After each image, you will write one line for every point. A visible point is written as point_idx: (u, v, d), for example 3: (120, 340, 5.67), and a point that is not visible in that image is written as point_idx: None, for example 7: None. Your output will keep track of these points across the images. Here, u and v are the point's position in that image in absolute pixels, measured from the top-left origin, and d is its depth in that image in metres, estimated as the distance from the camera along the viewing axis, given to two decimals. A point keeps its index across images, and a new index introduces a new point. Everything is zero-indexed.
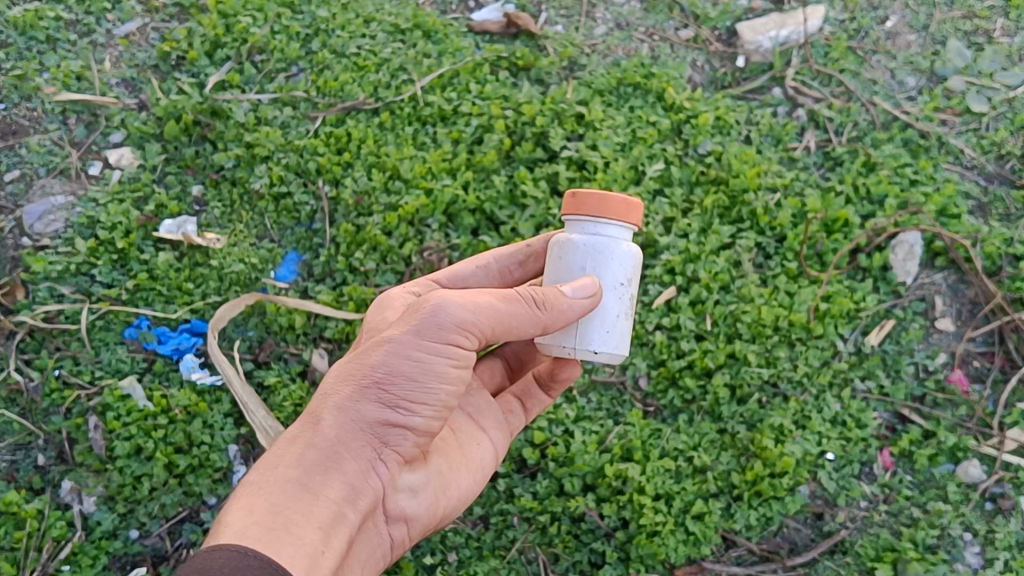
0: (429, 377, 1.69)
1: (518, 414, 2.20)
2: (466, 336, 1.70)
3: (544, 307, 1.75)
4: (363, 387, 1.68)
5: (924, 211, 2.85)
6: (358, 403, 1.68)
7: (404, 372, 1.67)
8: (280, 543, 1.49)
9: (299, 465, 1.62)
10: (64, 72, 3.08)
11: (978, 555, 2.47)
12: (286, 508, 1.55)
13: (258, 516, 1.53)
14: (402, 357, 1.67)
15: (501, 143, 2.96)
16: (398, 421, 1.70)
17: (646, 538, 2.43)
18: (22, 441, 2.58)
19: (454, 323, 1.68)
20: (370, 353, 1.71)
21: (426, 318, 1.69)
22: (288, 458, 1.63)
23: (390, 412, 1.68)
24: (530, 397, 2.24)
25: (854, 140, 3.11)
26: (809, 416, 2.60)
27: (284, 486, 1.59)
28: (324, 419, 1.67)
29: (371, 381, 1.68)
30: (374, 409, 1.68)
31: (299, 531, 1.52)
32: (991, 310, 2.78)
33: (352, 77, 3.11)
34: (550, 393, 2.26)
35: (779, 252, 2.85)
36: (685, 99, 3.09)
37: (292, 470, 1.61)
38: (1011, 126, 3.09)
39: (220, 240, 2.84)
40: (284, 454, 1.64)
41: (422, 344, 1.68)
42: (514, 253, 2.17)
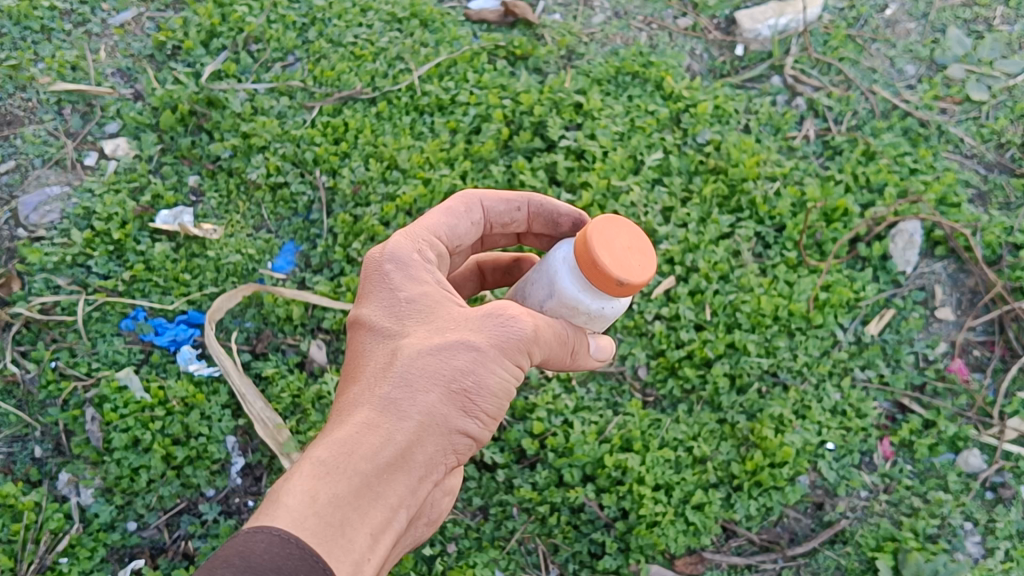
0: (503, 398, 1.65)
1: None
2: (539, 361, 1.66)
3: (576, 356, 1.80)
4: (446, 391, 1.60)
5: (924, 200, 2.85)
6: (439, 408, 1.60)
7: (485, 388, 1.61)
8: (333, 547, 1.46)
9: (370, 460, 1.56)
10: (59, 62, 3.06)
11: (978, 544, 2.46)
12: (346, 504, 1.51)
13: (318, 507, 1.49)
14: (490, 373, 1.61)
15: (499, 132, 2.95)
16: (466, 433, 1.65)
17: (646, 528, 2.42)
18: (19, 433, 2.55)
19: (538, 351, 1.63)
20: (457, 349, 1.61)
21: (513, 335, 1.61)
22: (362, 448, 1.56)
23: (464, 422, 1.63)
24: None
25: (854, 128, 3.10)
26: (810, 406, 2.59)
27: (352, 479, 1.53)
28: (406, 414, 1.59)
29: (454, 387, 1.60)
30: (452, 418, 1.61)
31: (351, 534, 1.50)
32: (991, 299, 2.77)
33: (349, 66, 3.09)
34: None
35: (778, 242, 2.84)
36: (683, 88, 3.08)
37: (362, 463, 1.56)
38: (1011, 114, 3.08)
39: (216, 231, 2.82)
40: (358, 440, 1.57)
41: (506, 363, 1.62)
42: (506, 210, 1.98)
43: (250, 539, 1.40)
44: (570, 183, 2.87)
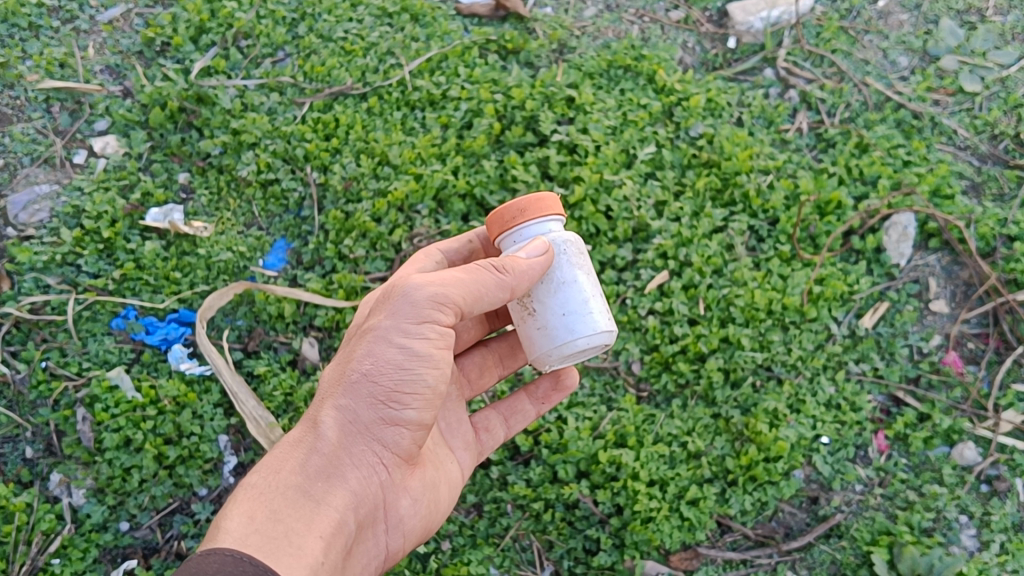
0: (415, 362, 1.78)
1: (495, 432, 2.23)
2: (442, 309, 1.79)
3: (504, 271, 1.81)
4: (353, 385, 1.81)
5: (917, 192, 2.84)
6: (353, 403, 1.81)
7: (390, 362, 1.78)
8: (279, 551, 1.64)
9: (300, 472, 1.78)
10: (47, 59, 3.03)
11: (973, 538, 2.45)
12: (286, 516, 1.71)
13: (258, 525, 1.68)
14: (388, 345, 1.79)
15: (491, 127, 2.93)
16: (392, 416, 1.81)
17: (640, 524, 2.41)
18: (9, 434, 2.54)
19: (430, 300, 1.79)
20: (360, 348, 1.83)
21: (402, 303, 1.80)
22: (289, 463, 1.79)
23: (384, 408, 1.80)
24: (516, 411, 2.24)
25: (847, 121, 3.09)
26: (804, 400, 2.58)
27: (286, 492, 1.75)
28: (324, 423, 1.82)
29: (361, 379, 1.80)
30: (367, 408, 1.80)
31: (299, 541, 1.67)
32: (986, 291, 2.76)
33: (339, 62, 3.07)
34: (539, 410, 2.25)
35: (771, 235, 2.82)
36: (676, 81, 3.05)
37: (293, 477, 1.77)
38: (1005, 105, 3.06)
39: (207, 229, 2.80)
40: (286, 458, 1.81)
41: (402, 327, 1.79)
42: (461, 246, 2.24)
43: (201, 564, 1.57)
44: (562, 178, 2.86)
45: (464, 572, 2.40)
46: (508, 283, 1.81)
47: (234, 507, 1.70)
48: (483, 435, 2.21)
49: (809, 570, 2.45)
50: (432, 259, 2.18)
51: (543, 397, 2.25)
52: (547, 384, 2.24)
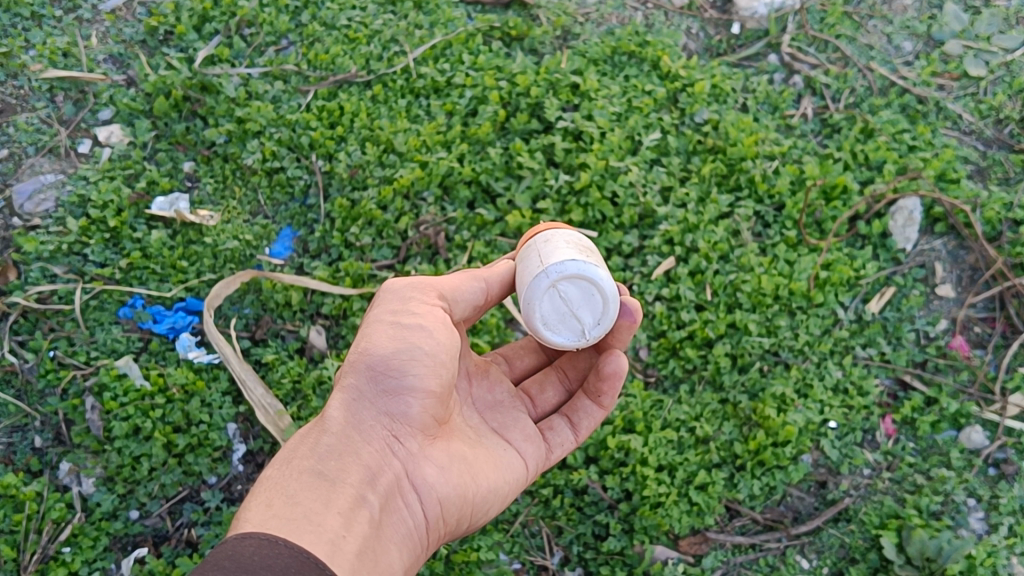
0: (406, 333, 1.83)
1: (561, 431, 2.20)
2: (423, 290, 1.91)
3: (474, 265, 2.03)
4: (353, 367, 1.84)
5: (923, 176, 2.83)
6: (354, 384, 1.84)
7: (384, 335, 1.84)
8: (300, 525, 1.61)
9: (313, 455, 1.78)
10: (50, 49, 3.02)
11: (981, 520, 2.47)
12: (304, 497, 1.68)
13: (276, 508, 1.65)
14: (376, 327, 1.86)
15: (496, 114, 2.93)
16: (394, 388, 1.82)
17: (649, 509, 2.43)
18: (18, 423, 2.54)
19: (408, 290, 1.90)
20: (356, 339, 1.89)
21: (387, 297, 1.91)
22: (302, 451, 1.79)
23: (384, 381, 1.82)
24: (577, 410, 2.21)
25: (851, 106, 3.08)
26: (811, 384, 2.59)
27: (300, 476, 1.73)
28: (330, 410, 1.84)
29: (358, 359, 1.84)
30: (369, 385, 1.83)
31: (318, 519, 1.64)
32: (992, 276, 2.76)
33: (343, 49, 3.06)
34: (600, 404, 2.18)
35: (778, 221, 2.82)
36: (680, 67, 3.04)
37: (307, 461, 1.77)
38: (1010, 89, 3.06)
39: (213, 217, 2.80)
40: (298, 447, 1.80)
41: (389, 312, 1.88)
42: None
43: (240, 546, 1.51)
44: (568, 165, 2.86)
45: (475, 558, 2.38)
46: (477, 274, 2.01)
47: (253, 497, 1.68)
48: (548, 435, 2.19)
49: (818, 553, 2.47)
50: None
51: (597, 392, 2.15)
52: (595, 378, 2.14)
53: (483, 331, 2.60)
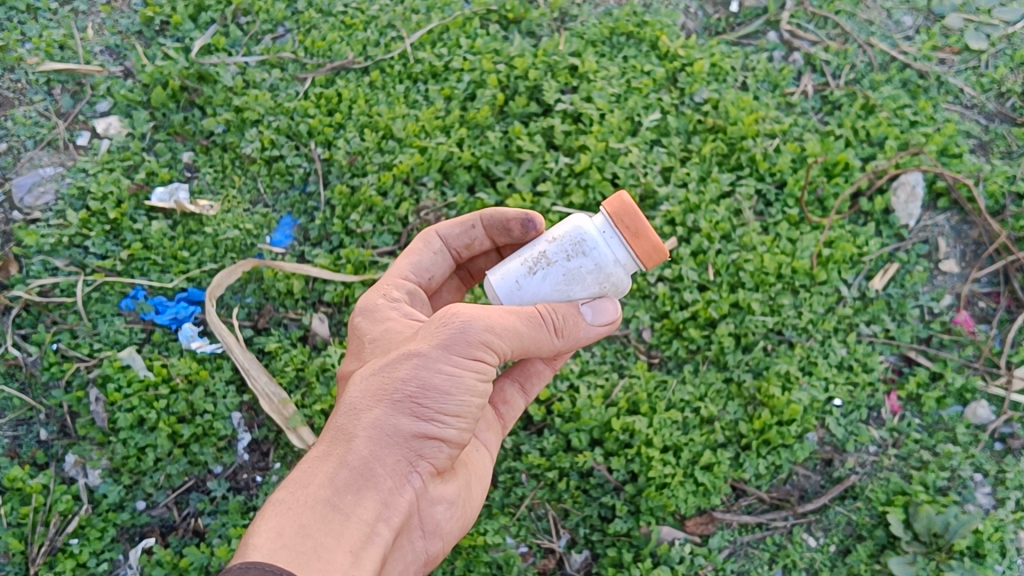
0: (459, 391, 1.65)
1: (516, 402, 2.08)
2: (496, 347, 1.66)
3: (560, 335, 1.74)
4: (394, 403, 1.65)
5: (925, 151, 2.82)
6: (393, 419, 1.65)
7: (439, 387, 1.64)
8: (311, 566, 1.51)
9: (328, 485, 1.63)
10: (47, 42, 3.01)
11: (989, 495, 2.46)
12: (316, 531, 1.57)
13: (286, 540, 1.54)
14: (435, 371, 1.63)
15: (494, 98, 2.92)
16: (429, 434, 1.67)
17: (656, 490, 2.42)
18: (23, 416, 2.55)
19: (481, 341, 1.63)
20: (404, 364, 1.66)
21: (456, 335, 1.64)
22: (317, 477, 1.64)
23: (421, 425, 1.66)
24: (533, 375, 2.07)
25: (852, 83, 3.06)
26: (816, 362, 2.58)
27: (314, 507, 1.60)
28: (355, 436, 1.66)
29: (403, 397, 1.64)
30: (406, 423, 1.65)
31: (330, 557, 1.54)
32: (995, 250, 2.75)
33: (340, 36, 3.04)
34: (555, 367, 2.07)
35: (779, 199, 2.81)
36: (679, 46, 3.02)
37: (321, 490, 1.62)
38: (1011, 62, 3.04)
39: (213, 207, 2.79)
40: (313, 472, 1.65)
41: (452, 358, 1.64)
42: (463, 231, 2.07)
43: None
44: (568, 147, 2.85)
45: (482, 540, 2.38)
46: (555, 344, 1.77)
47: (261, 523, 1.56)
48: (502, 409, 2.07)
49: (825, 531, 2.47)
50: (431, 250, 2.06)
51: (555, 355, 2.04)
52: None
53: None
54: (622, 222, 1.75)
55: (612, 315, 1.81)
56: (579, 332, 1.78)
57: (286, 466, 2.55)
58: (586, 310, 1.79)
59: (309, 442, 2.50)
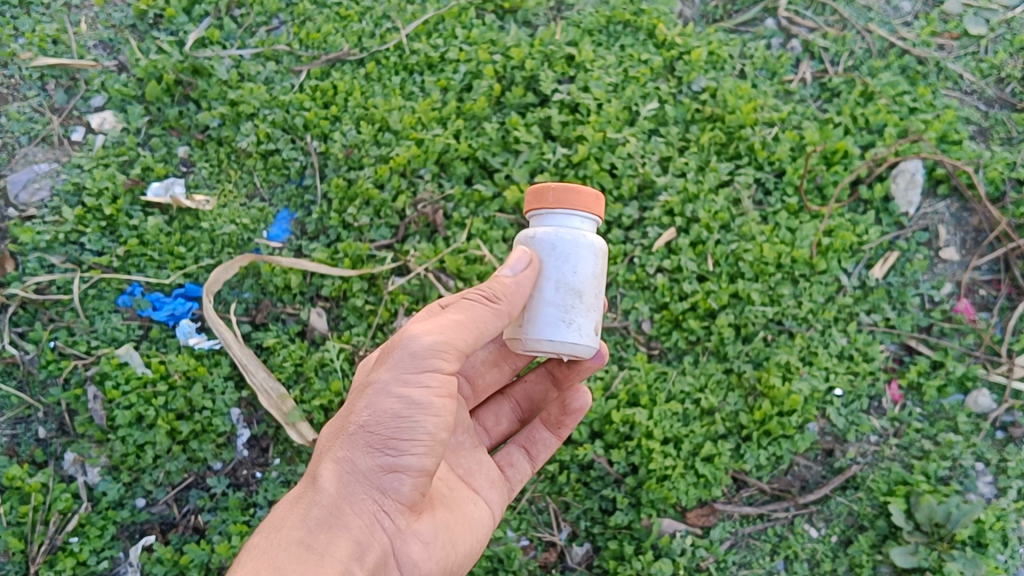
0: (412, 409, 1.67)
1: (522, 464, 2.17)
2: (444, 359, 1.70)
3: (498, 301, 1.76)
4: (351, 437, 1.71)
5: (925, 138, 2.79)
6: (352, 453, 1.71)
7: (389, 409, 1.68)
8: None
9: (301, 526, 1.69)
10: (40, 36, 2.98)
11: (990, 485, 2.47)
12: (287, 570, 1.60)
13: None
14: (385, 394, 1.69)
15: (491, 89, 2.89)
16: (391, 464, 1.70)
17: (656, 482, 2.42)
18: (21, 415, 2.56)
19: (423, 353, 1.69)
20: (358, 399, 1.73)
21: (400, 356, 1.71)
22: (291, 519, 1.70)
23: (382, 457, 1.69)
24: (535, 441, 2.20)
25: (851, 70, 3.03)
26: (816, 352, 2.57)
27: (287, 548, 1.65)
28: (324, 475, 1.73)
29: (358, 429, 1.70)
30: (367, 455, 1.70)
31: None
32: (996, 238, 2.74)
33: (335, 28, 3.01)
34: (559, 435, 2.21)
35: (778, 188, 2.79)
36: (676, 34, 2.99)
37: (294, 531, 1.68)
38: (1011, 47, 3.01)
39: (209, 202, 2.78)
40: (287, 515, 1.71)
41: (399, 376, 1.69)
42: None
43: None
44: (566, 138, 2.82)
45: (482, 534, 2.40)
46: (504, 312, 1.77)
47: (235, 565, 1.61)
48: (509, 471, 2.15)
49: (827, 522, 2.48)
50: None
51: (558, 422, 2.20)
52: (556, 411, 2.19)
53: None
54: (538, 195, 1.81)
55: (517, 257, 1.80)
56: (505, 289, 1.76)
57: (286, 461, 2.54)
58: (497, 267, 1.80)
59: (308, 437, 2.51)
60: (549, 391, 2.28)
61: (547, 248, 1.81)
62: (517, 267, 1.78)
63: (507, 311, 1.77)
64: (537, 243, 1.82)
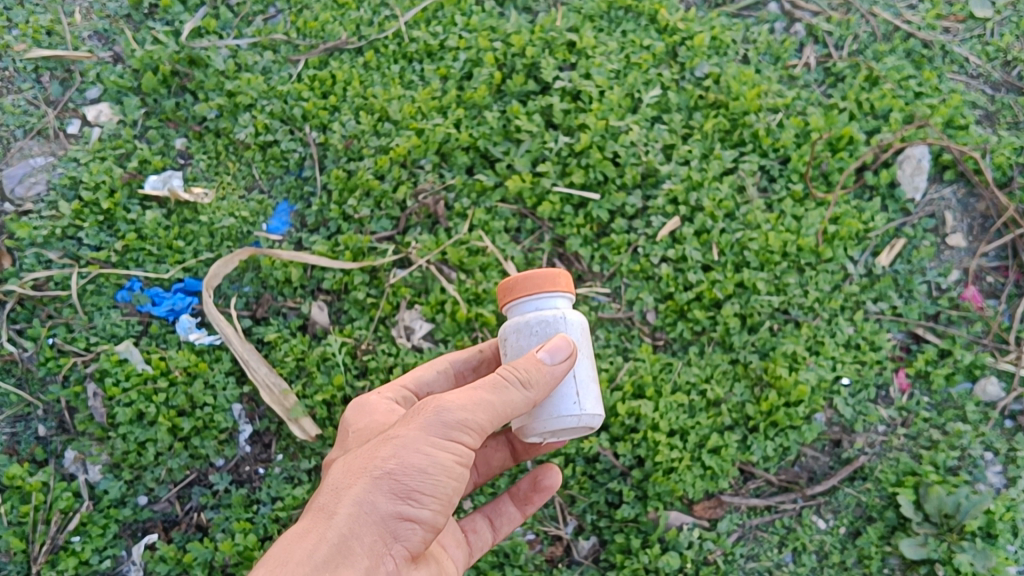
0: (439, 470, 1.63)
1: (483, 532, 2.12)
2: (469, 435, 1.66)
3: (529, 388, 1.71)
4: (374, 480, 1.62)
5: (931, 124, 2.76)
6: (371, 496, 1.62)
7: (417, 464, 1.62)
8: None
9: (306, 562, 1.57)
10: (33, 28, 2.95)
11: (999, 474, 2.45)
12: None
13: None
14: (414, 449, 1.63)
15: (491, 77, 2.85)
16: (409, 514, 1.63)
17: (662, 475, 2.41)
18: (21, 413, 2.54)
19: (458, 420, 1.65)
20: (381, 449, 1.66)
21: (431, 418, 1.66)
22: (296, 554, 1.58)
23: (402, 505, 1.62)
24: (500, 513, 2.15)
25: (855, 54, 2.98)
26: (823, 341, 2.55)
27: None
28: (336, 513, 1.62)
29: (381, 475, 1.62)
30: (388, 501, 1.62)
31: None
32: (1003, 224, 2.71)
33: (332, 16, 2.97)
34: (524, 511, 2.17)
35: (783, 175, 2.75)
36: (678, 19, 2.95)
37: (298, 567, 1.57)
38: (1017, 30, 2.97)
39: (207, 195, 2.75)
40: (292, 550, 1.60)
41: (429, 437, 1.64)
42: (470, 356, 2.14)
43: None
44: (567, 127, 2.79)
45: (487, 530, 2.38)
46: (531, 400, 1.72)
47: None
48: (472, 537, 2.09)
49: (835, 513, 2.45)
50: (433, 369, 2.11)
51: (526, 497, 2.17)
52: (526, 485, 2.17)
53: (488, 300, 2.58)
54: (550, 283, 1.83)
55: (570, 347, 1.77)
56: (544, 376, 1.73)
57: (288, 457, 2.51)
58: (544, 354, 1.74)
59: (311, 433, 2.48)
60: (506, 461, 2.28)
61: (577, 330, 1.85)
62: (561, 356, 1.75)
63: (536, 397, 1.73)
64: (570, 327, 1.83)
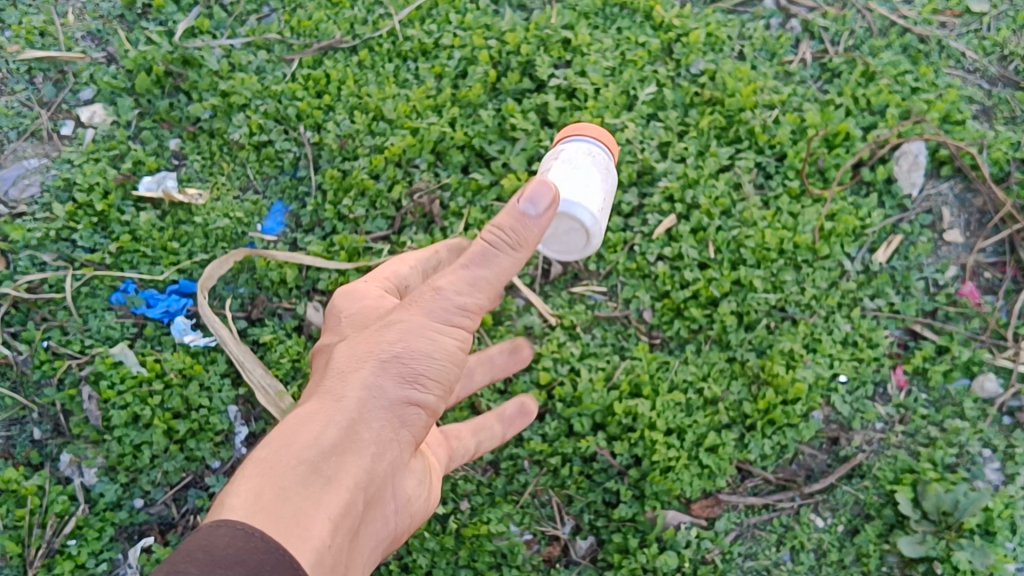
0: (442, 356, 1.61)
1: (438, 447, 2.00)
2: (469, 317, 1.63)
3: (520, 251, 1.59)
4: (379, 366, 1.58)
5: (927, 119, 2.75)
6: (378, 381, 1.58)
7: (422, 349, 1.60)
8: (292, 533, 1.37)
9: (314, 446, 1.50)
10: (26, 29, 2.93)
11: (997, 471, 2.45)
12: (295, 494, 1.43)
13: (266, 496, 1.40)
14: (419, 335, 1.60)
15: (486, 75, 2.84)
16: (413, 398, 1.61)
17: (660, 474, 2.40)
18: (16, 416, 2.53)
19: (460, 306, 1.61)
20: (384, 332, 1.61)
21: (433, 301, 1.61)
22: (302, 435, 1.51)
23: (408, 389, 1.60)
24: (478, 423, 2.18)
25: (851, 50, 2.97)
26: (820, 339, 2.54)
27: (296, 467, 1.46)
28: (343, 397, 1.57)
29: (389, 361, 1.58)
30: (394, 385, 1.59)
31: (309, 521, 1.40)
32: (1001, 219, 2.69)
33: (327, 14, 2.95)
34: None
35: (779, 172, 2.74)
36: (674, 15, 2.92)
37: (305, 449, 1.49)
38: (1014, 24, 2.96)
39: (202, 196, 2.74)
40: (297, 432, 1.52)
41: (433, 320, 1.61)
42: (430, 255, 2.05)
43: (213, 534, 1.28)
44: (563, 125, 2.78)
45: (484, 531, 2.38)
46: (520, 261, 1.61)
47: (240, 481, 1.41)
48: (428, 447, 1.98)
49: (833, 511, 2.45)
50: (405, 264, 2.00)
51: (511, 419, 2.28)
52: (512, 410, 2.29)
53: None
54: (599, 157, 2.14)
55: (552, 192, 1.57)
56: (529, 232, 1.58)
57: None
58: (527, 205, 1.56)
59: None
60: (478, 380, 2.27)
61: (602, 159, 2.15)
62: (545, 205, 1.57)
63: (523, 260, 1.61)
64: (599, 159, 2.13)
